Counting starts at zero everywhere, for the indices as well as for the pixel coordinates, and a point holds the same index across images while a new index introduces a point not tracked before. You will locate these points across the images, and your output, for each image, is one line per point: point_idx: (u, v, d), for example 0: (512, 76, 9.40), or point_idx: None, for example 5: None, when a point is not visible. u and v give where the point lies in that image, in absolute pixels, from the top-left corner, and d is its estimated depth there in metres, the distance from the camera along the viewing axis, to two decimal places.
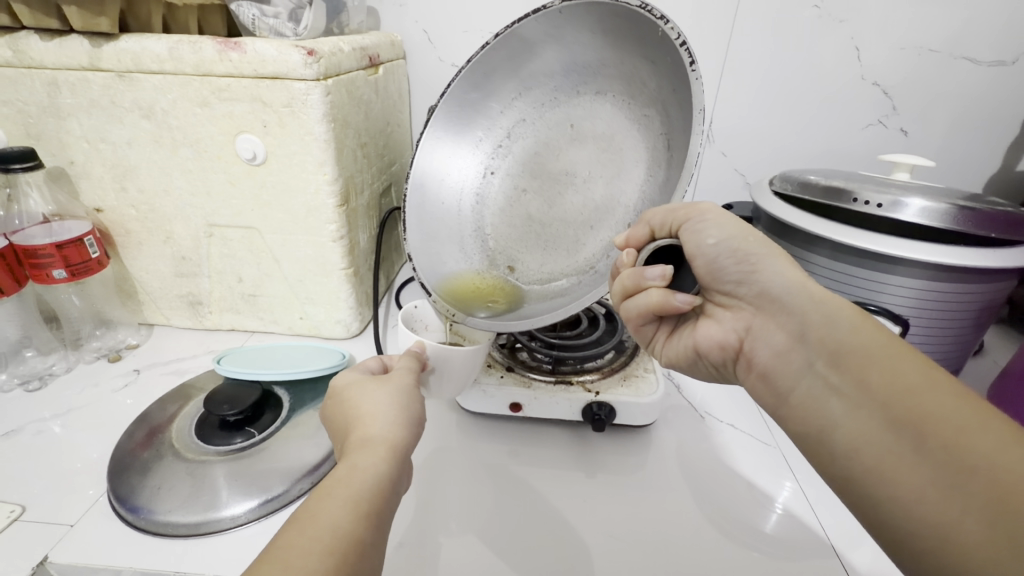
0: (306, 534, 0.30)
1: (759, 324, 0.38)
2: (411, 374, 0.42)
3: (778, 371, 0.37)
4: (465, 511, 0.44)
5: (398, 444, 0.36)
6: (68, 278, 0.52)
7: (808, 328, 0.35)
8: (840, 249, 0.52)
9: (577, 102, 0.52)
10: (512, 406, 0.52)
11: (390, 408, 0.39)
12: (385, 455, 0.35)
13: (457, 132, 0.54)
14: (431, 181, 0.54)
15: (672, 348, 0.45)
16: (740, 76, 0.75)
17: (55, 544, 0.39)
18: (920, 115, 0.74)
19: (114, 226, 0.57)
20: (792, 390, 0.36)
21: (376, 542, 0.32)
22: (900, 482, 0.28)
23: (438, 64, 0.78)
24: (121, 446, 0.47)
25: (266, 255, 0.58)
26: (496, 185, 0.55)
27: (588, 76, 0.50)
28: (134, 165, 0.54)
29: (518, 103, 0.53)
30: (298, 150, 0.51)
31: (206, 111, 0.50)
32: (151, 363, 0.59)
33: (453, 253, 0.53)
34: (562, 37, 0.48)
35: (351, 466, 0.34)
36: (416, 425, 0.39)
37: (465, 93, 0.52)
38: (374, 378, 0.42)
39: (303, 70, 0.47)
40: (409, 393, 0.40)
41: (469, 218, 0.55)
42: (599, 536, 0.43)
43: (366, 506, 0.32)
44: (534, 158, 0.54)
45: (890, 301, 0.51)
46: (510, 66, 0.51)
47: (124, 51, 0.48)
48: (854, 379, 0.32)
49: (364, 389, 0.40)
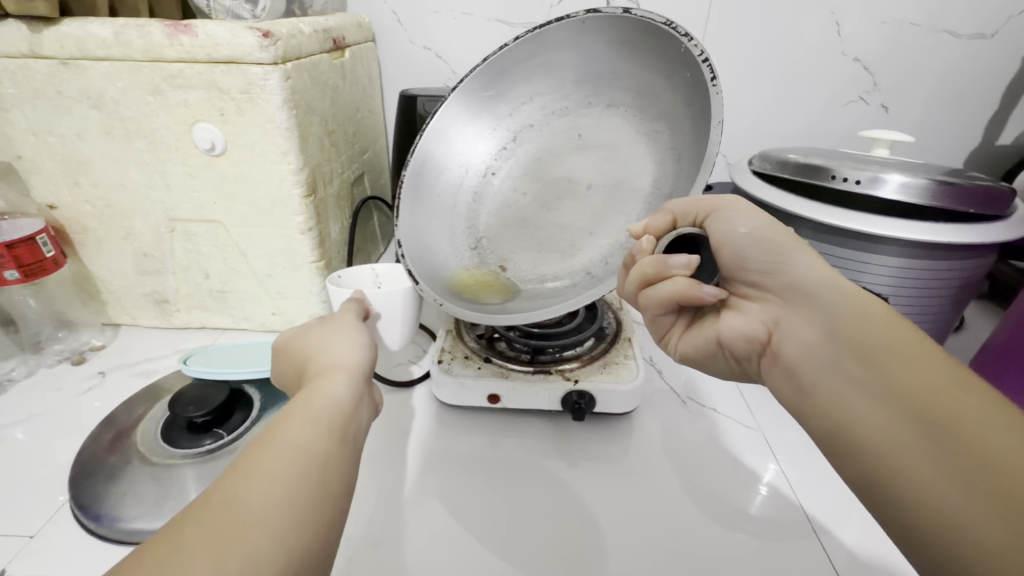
0: (264, 451, 0.28)
1: (788, 316, 0.36)
2: (351, 314, 0.43)
3: (806, 365, 0.34)
4: (446, 504, 0.43)
5: (356, 367, 0.36)
6: (21, 279, 0.50)
7: (836, 316, 0.33)
8: (820, 229, 0.51)
9: (587, 112, 0.54)
10: (491, 397, 0.50)
11: (337, 341, 0.39)
12: (344, 378, 0.35)
13: (465, 127, 0.55)
14: (431, 170, 0.53)
15: (690, 339, 0.42)
16: (720, 54, 0.74)
17: (13, 558, 0.38)
18: (901, 91, 0.73)
19: (70, 223, 0.55)
20: (813, 385, 0.34)
21: (344, 459, 0.30)
22: (911, 468, 0.27)
23: (410, 46, 0.75)
24: (85, 452, 0.45)
25: (232, 249, 0.56)
26: (495, 184, 0.56)
27: (602, 87, 0.53)
28: (85, 159, 0.51)
29: (528, 107, 0.55)
30: (259, 138, 0.49)
31: (160, 100, 0.48)
32: (117, 364, 0.57)
33: (443, 245, 0.54)
34: (580, 44, 0.50)
35: (311, 390, 0.33)
36: (368, 349, 0.39)
37: (483, 88, 0.53)
38: (320, 323, 0.42)
39: (259, 53, 0.45)
40: (354, 326, 0.41)
41: (464, 213, 0.56)
42: (581, 526, 0.42)
43: (325, 422, 0.31)
44: (537, 163, 0.56)
45: (870, 280, 0.50)
46: (526, 70, 0.52)
47: (67, 37, 0.45)
48: (881, 372, 0.30)
49: (321, 333, 0.40)
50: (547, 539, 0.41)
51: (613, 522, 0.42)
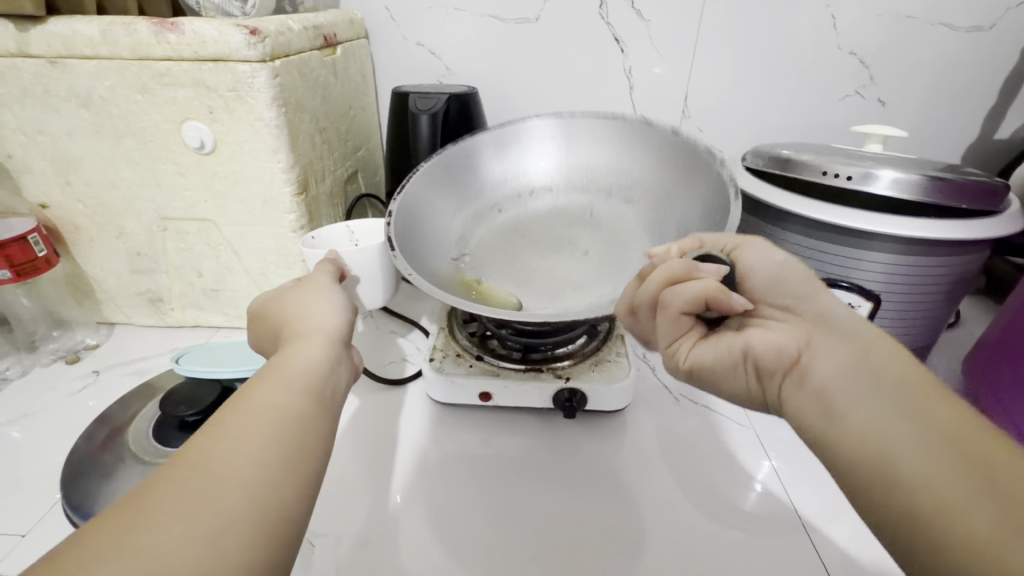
0: (245, 413, 0.29)
1: (818, 338, 0.32)
2: (326, 279, 0.44)
3: (840, 392, 0.30)
4: (437, 503, 0.43)
5: (331, 330, 0.37)
6: (13, 278, 0.50)
7: (875, 352, 0.31)
8: (811, 225, 0.49)
9: (606, 202, 0.60)
10: (482, 395, 0.50)
11: (314, 308, 0.39)
12: (320, 342, 0.36)
13: (504, 160, 0.62)
14: (455, 168, 0.60)
15: (708, 347, 0.35)
16: (715, 49, 0.73)
17: (5, 557, 0.38)
18: (898, 85, 0.73)
19: (63, 223, 0.55)
20: (847, 415, 0.29)
21: (323, 417, 0.31)
22: (960, 516, 0.25)
23: (403, 42, 0.75)
24: (77, 451, 0.45)
25: (224, 247, 0.56)
26: (500, 218, 0.61)
27: (625, 187, 0.59)
28: (75, 158, 0.51)
29: (560, 178, 0.62)
30: (248, 137, 0.49)
31: (148, 98, 0.47)
32: (111, 363, 0.57)
33: (440, 238, 0.56)
34: (622, 145, 0.60)
35: (286, 354, 0.34)
36: (345, 314, 0.40)
37: (544, 142, 0.62)
38: (297, 288, 0.43)
39: (247, 51, 0.45)
40: (327, 291, 0.42)
41: (465, 224, 0.59)
42: (570, 526, 0.42)
43: (303, 386, 0.32)
44: (543, 218, 0.60)
45: (862, 277, 0.49)
46: (573, 140, 0.61)
47: (54, 35, 0.45)
48: (923, 413, 0.28)
49: (297, 296, 0.41)
50: (536, 539, 0.41)
51: (603, 521, 0.42)
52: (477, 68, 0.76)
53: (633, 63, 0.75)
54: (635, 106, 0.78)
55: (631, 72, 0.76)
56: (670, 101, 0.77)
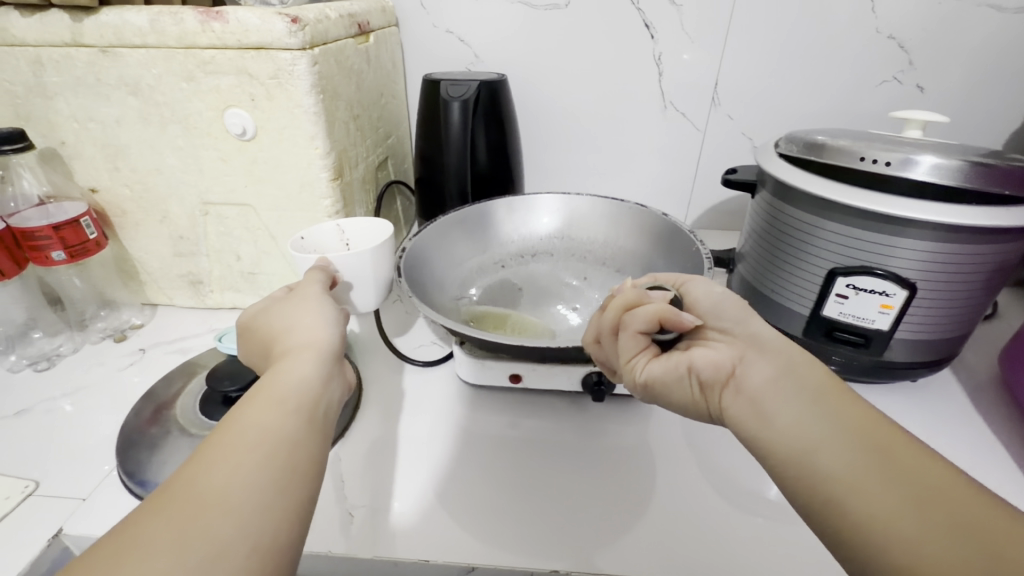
0: (235, 438, 0.29)
1: (753, 354, 0.34)
2: (317, 286, 0.43)
3: (768, 398, 0.32)
4: (467, 482, 0.45)
5: (321, 345, 0.37)
6: (67, 259, 0.52)
7: (798, 364, 0.34)
8: (848, 211, 0.49)
9: (599, 270, 0.60)
10: (512, 377, 0.51)
11: (303, 319, 0.39)
12: (310, 357, 0.36)
13: (506, 222, 0.63)
14: (459, 225, 0.60)
15: (658, 363, 0.37)
16: (747, 35, 0.72)
17: (68, 518, 0.41)
18: (939, 69, 0.71)
19: (111, 207, 0.57)
20: (777, 418, 0.32)
21: (315, 436, 0.32)
22: (872, 502, 0.28)
23: (432, 30, 0.75)
24: (128, 424, 0.48)
25: (262, 232, 0.58)
26: (500, 273, 0.60)
27: (619, 264, 0.60)
28: (124, 144, 0.53)
29: (557, 249, 0.63)
30: (287, 123, 0.50)
31: (193, 86, 0.49)
32: (155, 342, 0.60)
33: (441, 283, 0.55)
34: (616, 221, 0.62)
35: (276, 371, 0.35)
36: (336, 325, 0.40)
37: (550, 208, 0.64)
38: (285, 299, 0.42)
39: (288, 39, 0.46)
40: (319, 299, 0.41)
41: (465, 275, 0.59)
42: (586, 505, 0.43)
43: (291, 406, 0.32)
44: (539, 276, 0.60)
45: (898, 265, 0.48)
46: (570, 220, 0.64)
47: (106, 25, 0.47)
48: (836, 412, 0.31)
49: (284, 309, 0.41)
50: (558, 515, 0.42)
51: (619, 501, 0.44)
52: (505, 56, 0.77)
53: (662, 50, 0.74)
54: (663, 93, 0.78)
55: (661, 59, 0.75)
56: (699, 88, 0.77)
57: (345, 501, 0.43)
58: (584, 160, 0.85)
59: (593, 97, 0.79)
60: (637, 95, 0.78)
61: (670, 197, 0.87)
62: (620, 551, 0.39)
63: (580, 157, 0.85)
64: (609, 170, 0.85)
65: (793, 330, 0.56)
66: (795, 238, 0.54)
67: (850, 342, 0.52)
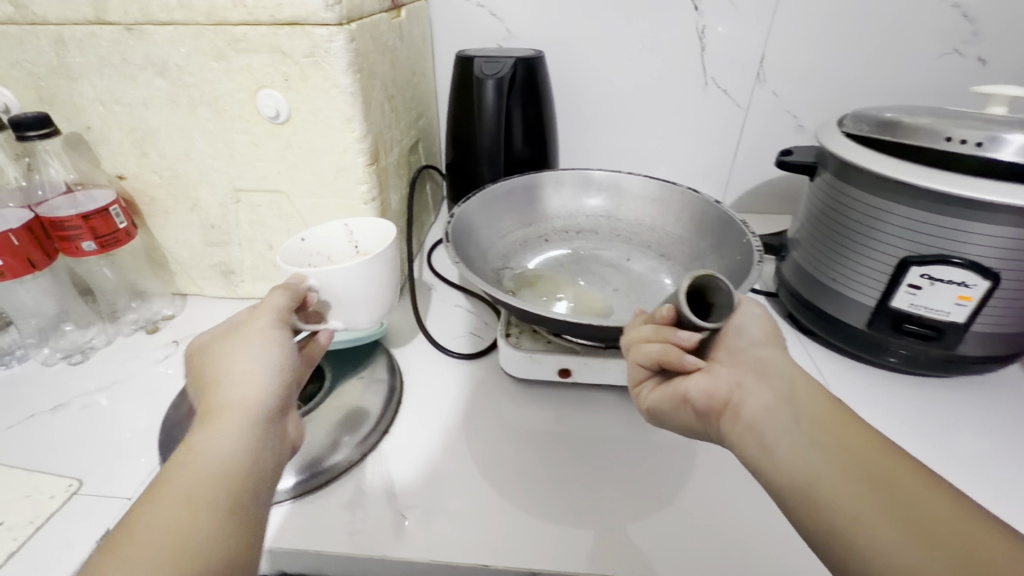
0: (133, 543, 0.27)
1: (752, 380, 0.35)
2: (271, 314, 0.37)
3: (767, 424, 0.32)
4: (519, 481, 0.43)
5: (247, 404, 0.33)
6: (98, 250, 0.51)
7: (797, 392, 0.34)
8: (918, 192, 0.46)
9: (646, 254, 0.56)
10: (561, 371, 0.49)
11: (238, 369, 0.35)
12: (235, 425, 0.32)
13: (555, 195, 0.60)
14: (508, 193, 0.58)
15: (659, 391, 0.37)
16: (798, 5, 0.68)
17: (115, 518, 0.39)
18: (1006, 40, 0.66)
19: (139, 194, 0.55)
20: (776, 448, 0.31)
21: (232, 526, 0.29)
22: (854, 516, 0.28)
23: (462, 4, 0.71)
24: (168, 418, 0.47)
25: (295, 220, 0.56)
26: (545, 247, 0.58)
27: (665, 250, 0.56)
28: (152, 128, 0.51)
29: (609, 230, 0.59)
30: (322, 105, 0.47)
31: (223, 66, 0.46)
32: (188, 334, 0.58)
33: (485, 250, 0.53)
34: (665, 203, 0.58)
35: (204, 443, 0.31)
36: (277, 372, 0.35)
37: (597, 185, 0.60)
38: (231, 331, 0.37)
39: (324, 13, 0.43)
40: (265, 336, 0.36)
41: (509, 245, 0.56)
42: (617, 492, 0.42)
43: (197, 495, 0.29)
44: (585, 255, 0.57)
45: (973, 251, 0.45)
46: (626, 199, 0.59)
47: (131, 1, 0.44)
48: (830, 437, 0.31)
49: (223, 351, 0.36)
50: (594, 506, 0.41)
51: (646, 489, 0.42)
52: (538, 31, 0.73)
53: (706, 23, 0.70)
54: (705, 69, 0.74)
55: (704, 32, 0.71)
56: (743, 63, 0.72)
57: (396, 501, 0.41)
58: (619, 141, 0.81)
59: (631, 74, 0.75)
60: (677, 71, 0.74)
61: (709, 179, 0.83)
62: (658, 543, 0.38)
63: (614, 138, 0.81)
64: (644, 151, 0.82)
65: (854, 319, 0.53)
66: (859, 223, 0.51)
67: (920, 335, 0.49)
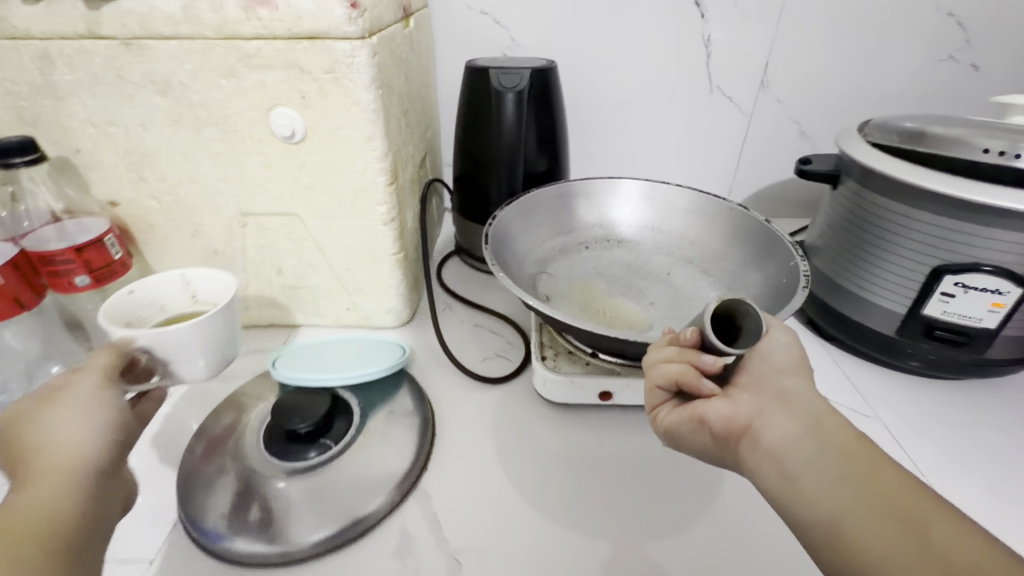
0: None
1: (773, 408, 0.32)
2: (102, 371, 0.35)
3: (792, 456, 0.31)
4: (571, 514, 0.41)
5: (87, 453, 0.31)
6: (93, 284, 0.46)
7: (824, 424, 0.32)
8: (945, 201, 0.46)
9: (686, 266, 0.55)
10: (601, 394, 0.48)
11: (61, 422, 0.32)
12: (66, 477, 0.30)
13: (594, 204, 0.60)
14: (544, 199, 0.57)
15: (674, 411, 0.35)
16: (802, 13, 0.68)
17: None
18: (995, 47, 0.69)
19: (135, 221, 0.51)
20: (800, 481, 0.30)
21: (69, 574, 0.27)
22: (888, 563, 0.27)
23: (465, 11, 0.69)
24: (184, 467, 0.43)
25: (308, 243, 0.52)
26: (584, 254, 0.57)
27: (706, 263, 0.55)
28: (151, 150, 0.46)
29: (649, 242, 0.58)
30: (342, 123, 0.45)
31: (233, 82, 0.43)
32: None
33: (523, 254, 0.52)
34: (708, 216, 0.57)
35: (24, 503, 0.28)
36: (117, 422, 0.33)
37: (632, 196, 0.60)
38: (52, 392, 0.33)
39: (347, 26, 0.40)
40: (97, 390, 0.34)
41: (546, 251, 0.55)
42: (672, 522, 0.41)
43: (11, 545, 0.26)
44: (625, 265, 0.56)
45: (1002, 258, 0.45)
46: (666, 211, 0.59)
47: (129, 13, 0.40)
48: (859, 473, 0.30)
49: (43, 413, 0.32)
50: (648, 538, 0.40)
51: (679, 514, 0.41)
52: (545, 39, 0.71)
53: (712, 31, 0.70)
54: (711, 77, 0.73)
55: (709, 40, 0.71)
56: (748, 70, 0.73)
57: (447, 545, 0.39)
58: (625, 148, 0.80)
59: (637, 81, 0.74)
60: (682, 79, 0.74)
61: (713, 184, 0.83)
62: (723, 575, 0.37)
63: (619, 145, 0.80)
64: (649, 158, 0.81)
65: (883, 326, 0.54)
66: (885, 231, 0.51)
67: (950, 341, 0.50)
